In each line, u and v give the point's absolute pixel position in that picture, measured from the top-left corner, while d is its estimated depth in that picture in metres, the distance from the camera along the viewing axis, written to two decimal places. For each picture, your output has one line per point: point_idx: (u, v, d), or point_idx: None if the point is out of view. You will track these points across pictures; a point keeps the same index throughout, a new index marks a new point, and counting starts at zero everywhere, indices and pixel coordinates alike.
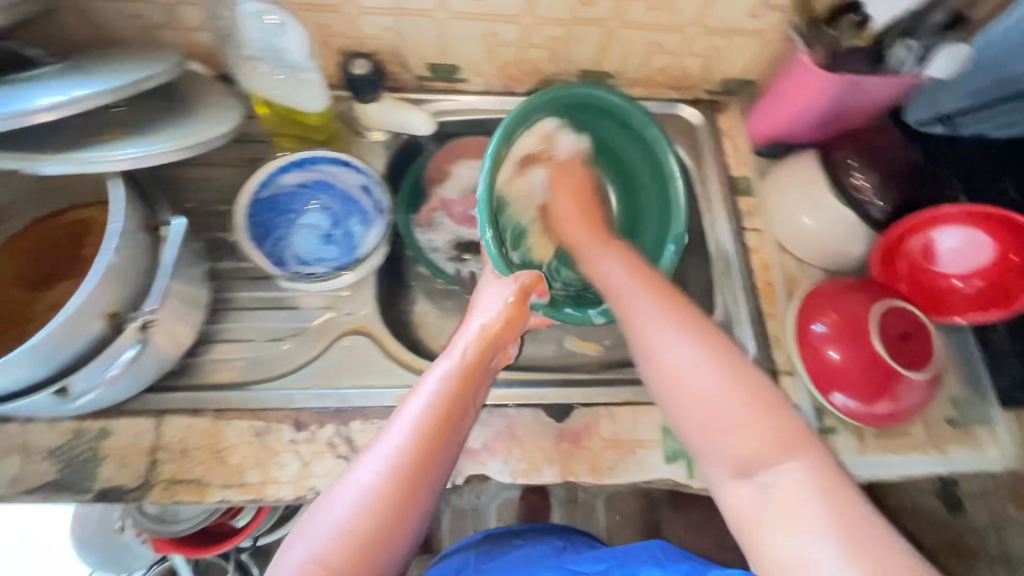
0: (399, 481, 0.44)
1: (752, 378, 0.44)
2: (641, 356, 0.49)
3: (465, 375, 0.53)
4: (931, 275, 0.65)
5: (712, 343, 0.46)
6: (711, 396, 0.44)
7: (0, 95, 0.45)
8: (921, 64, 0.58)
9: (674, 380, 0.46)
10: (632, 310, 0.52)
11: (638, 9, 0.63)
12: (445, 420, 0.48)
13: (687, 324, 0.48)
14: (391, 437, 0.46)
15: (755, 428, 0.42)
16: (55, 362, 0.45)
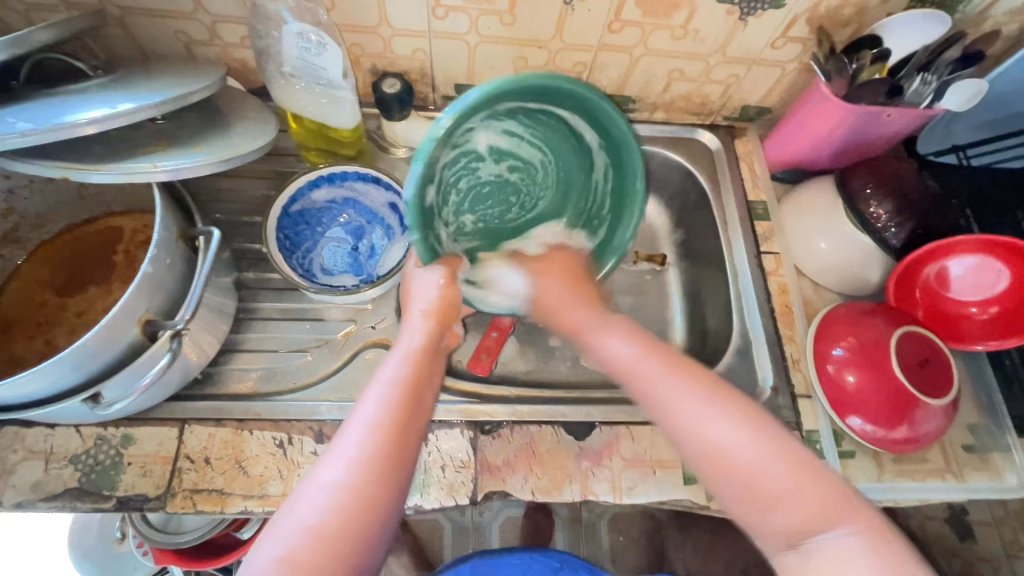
0: (372, 482, 0.40)
1: (795, 454, 0.44)
2: (675, 434, 0.47)
3: (420, 360, 0.50)
4: (947, 303, 0.66)
5: (752, 417, 0.46)
6: (756, 471, 0.43)
7: (51, 107, 0.46)
8: (938, 97, 0.60)
9: (717, 461, 0.44)
10: (657, 380, 0.49)
11: (663, 38, 0.65)
12: (407, 407, 0.46)
13: (711, 392, 0.47)
14: (353, 430, 0.43)
15: (803, 500, 0.42)
16: (89, 368, 0.45)
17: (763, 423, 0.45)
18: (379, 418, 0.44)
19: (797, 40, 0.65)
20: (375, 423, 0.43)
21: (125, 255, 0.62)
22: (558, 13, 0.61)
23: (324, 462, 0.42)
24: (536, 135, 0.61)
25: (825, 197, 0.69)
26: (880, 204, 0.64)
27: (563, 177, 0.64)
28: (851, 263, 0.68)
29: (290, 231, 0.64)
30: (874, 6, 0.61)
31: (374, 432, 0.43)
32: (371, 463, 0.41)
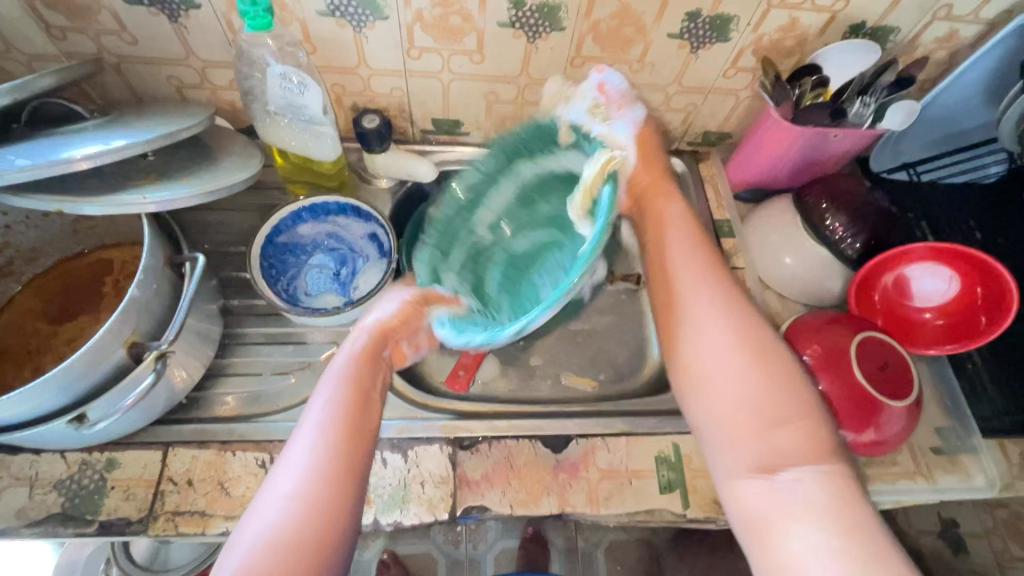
0: (335, 482, 0.43)
1: (791, 384, 0.48)
2: (701, 346, 0.51)
3: (368, 376, 0.53)
4: (906, 310, 0.70)
5: (761, 347, 0.49)
6: (750, 393, 0.47)
7: (49, 145, 0.50)
8: (879, 117, 0.65)
9: (709, 372, 0.49)
10: (689, 290, 0.54)
11: (622, 71, 0.70)
12: (355, 415, 0.48)
13: (736, 311, 0.51)
14: (304, 440, 0.46)
15: (794, 430, 0.45)
16: (75, 390, 0.47)
17: (770, 352, 0.49)
18: (333, 427, 0.46)
19: (746, 70, 0.70)
20: (323, 436, 0.46)
21: (114, 286, 0.65)
22: (523, 51, 0.66)
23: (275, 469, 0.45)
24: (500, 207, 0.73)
25: (784, 213, 0.73)
26: (834, 219, 0.68)
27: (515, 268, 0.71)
28: (813, 276, 0.71)
29: (275, 259, 0.67)
30: (812, 38, 0.66)
31: (327, 449, 0.45)
32: (334, 469, 0.44)
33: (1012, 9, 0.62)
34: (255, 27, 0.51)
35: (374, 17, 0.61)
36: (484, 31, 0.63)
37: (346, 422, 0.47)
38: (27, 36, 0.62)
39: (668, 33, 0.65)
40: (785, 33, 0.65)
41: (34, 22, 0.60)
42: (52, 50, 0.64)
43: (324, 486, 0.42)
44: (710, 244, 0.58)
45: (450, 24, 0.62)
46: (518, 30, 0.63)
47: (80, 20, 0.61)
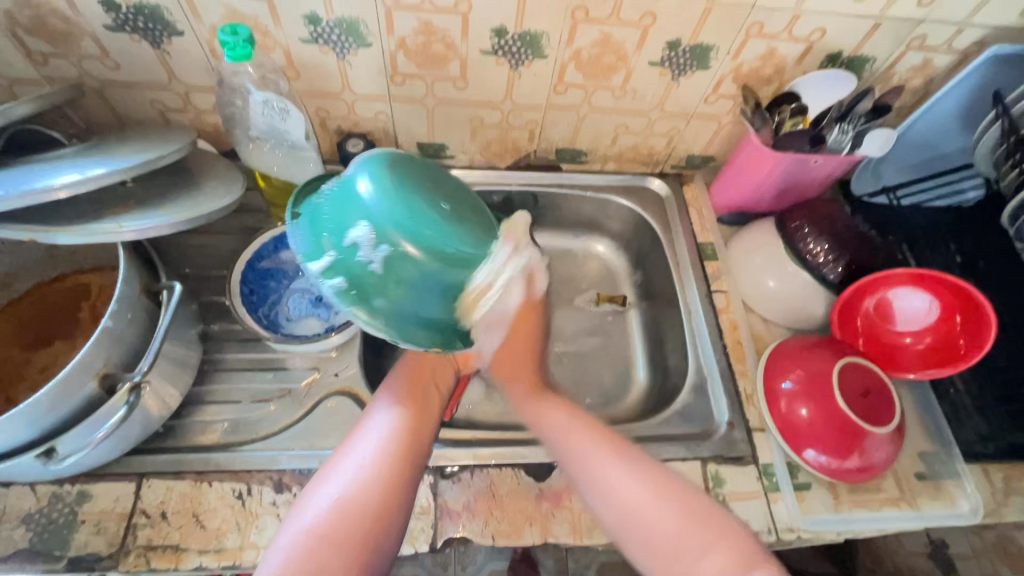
0: (384, 487, 0.49)
1: (693, 506, 0.51)
2: (604, 506, 0.54)
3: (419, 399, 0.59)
4: (887, 334, 0.70)
5: (666, 485, 0.53)
6: (663, 532, 0.50)
7: (25, 174, 0.50)
8: (857, 145, 0.66)
9: (630, 516, 0.52)
10: (593, 462, 0.55)
11: (605, 97, 0.70)
12: (414, 433, 0.55)
13: (632, 459, 0.55)
14: (366, 445, 0.52)
15: (713, 550, 0.48)
16: (43, 424, 0.46)
17: (665, 481, 0.53)
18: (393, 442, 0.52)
19: (727, 97, 0.71)
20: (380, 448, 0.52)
21: (91, 311, 0.64)
22: (506, 77, 0.67)
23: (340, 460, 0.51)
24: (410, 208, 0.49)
25: (767, 237, 0.73)
26: (817, 242, 0.69)
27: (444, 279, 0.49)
28: (796, 300, 0.72)
29: (257, 285, 0.67)
30: (791, 66, 0.67)
31: (383, 462, 0.50)
32: (386, 476, 0.50)
33: (984, 40, 0.64)
34: (234, 58, 0.51)
35: (357, 44, 0.62)
36: (467, 58, 0.64)
37: (405, 440, 0.53)
38: (8, 61, 0.62)
39: (649, 61, 0.65)
40: (764, 61, 0.66)
41: (15, 47, 0.60)
42: (32, 75, 0.64)
43: (376, 491, 0.48)
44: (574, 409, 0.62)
45: (433, 51, 0.63)
46: (500, 57, 0.64)
47: (62, 46, 0.61)
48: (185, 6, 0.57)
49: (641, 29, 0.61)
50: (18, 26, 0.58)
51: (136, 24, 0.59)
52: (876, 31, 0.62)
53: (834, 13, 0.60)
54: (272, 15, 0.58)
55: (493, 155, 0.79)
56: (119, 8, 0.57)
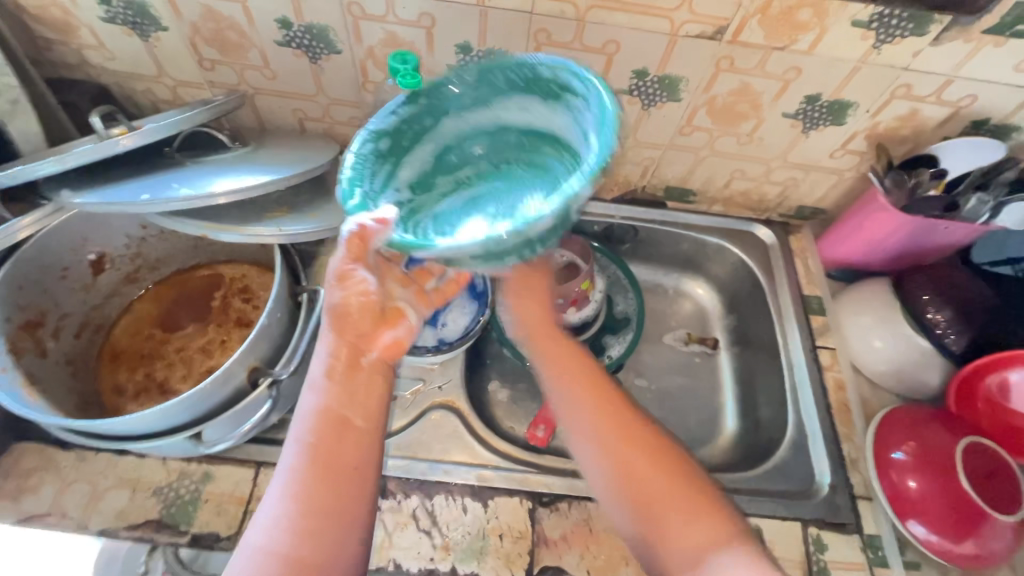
0: (302, 536, 0.41)
1: (669, 470, 0.47)
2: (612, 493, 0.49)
3: (333, 417, 0.45)
4: (1014, 416, 0.66)
5: (664, 462, 0.48)
6: (647, 490, 0.47)
7: (201, 175, 0.54)
8: (994, 215, 0.64)
9: (646, 507, 0.46)
10: (607, 438, 0.49)
11: (729, 142, 0.71)
12: (325, 467, 0.43)
13: (638, 442, 0.49)
14: (276, 488, 0.42)
15: (708, 527, 0.44)
16: (197, 408, 0.50)
17: (647, 455, 0.48)
18: (305, 490, 0.42)
19: (855, 153, 0.70)
20: (289, 502, 0.41)
21: (223, 301, 0.68)
22: (635, 115, 0.68)
23: (250, 524, 0.42)
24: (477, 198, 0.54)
25: (881, 299, 0.72)
26: (938, 311, 0.67)
27: (450, 191, 0.55)
28: (909, 367, 0.69)
29: None
30: (930, 129, 0.65)
31: (300, 522, 0.41)
32: (298, 526, 0.41)
33: None
34: (404, 84, 0.54)
35: None
36: None
37: (315, 483, 0.42)
38: (181, 66, 0.67)
39: (782, 113, 0.65)
40: (903, 122, 0.65)
41: (190, 54, 0.66)
42: (199, 79, 0.69)
43: (292, 538, 0.40)
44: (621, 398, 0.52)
45: None
46: (634, 97, 0.65)
47: (232, 56, 0.66)
48: (350, 29, 0.61)
49: (782, 81, 0.61)
50: (198, 36, 0.64)
51: (302, 41, 0.63)
52: None
53: (991, 81, 0.58)
54: (427, 42, 0.61)
55: (601, 187, 0.81)
56: (291, 27, 0.61)
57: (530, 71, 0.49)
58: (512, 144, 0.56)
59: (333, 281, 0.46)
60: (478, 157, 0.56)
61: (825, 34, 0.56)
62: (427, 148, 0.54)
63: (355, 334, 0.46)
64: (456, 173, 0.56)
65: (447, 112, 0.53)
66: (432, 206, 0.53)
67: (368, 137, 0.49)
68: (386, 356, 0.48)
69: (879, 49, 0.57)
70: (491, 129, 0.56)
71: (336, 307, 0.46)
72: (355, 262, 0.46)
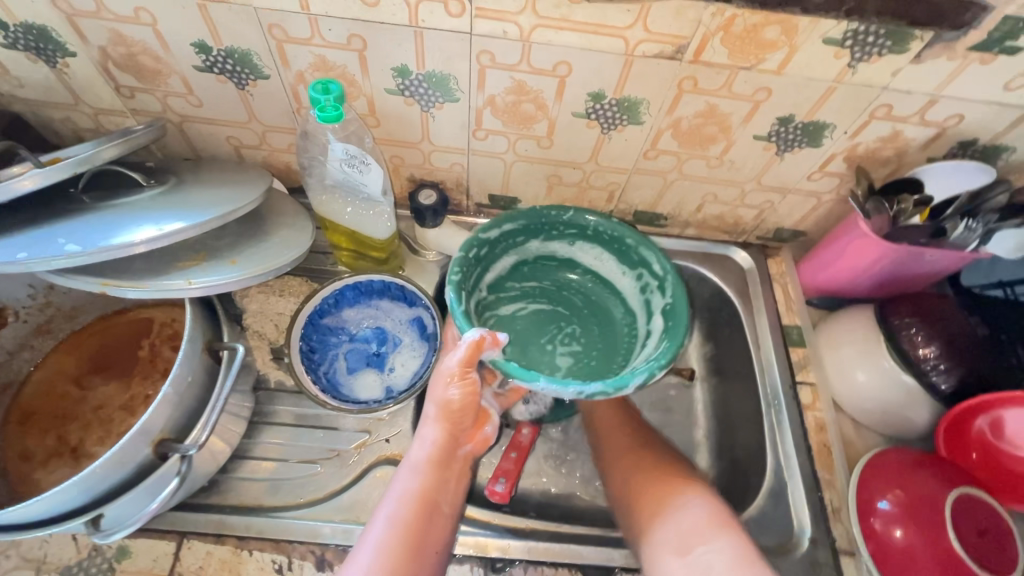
0: None
1: (671, 471, 0.58)
2: (623, 495, 0.58)
3: (423, 498, 0.51)
4: (1005, 459, 0.61)
5: (665, 470, 0.58)
6: (657, 495, 0.55)
7: (102, 223, 0.48)
8: (984, 242, 0.59)
9: (659, 508, 0.54)
10: (619, 454, 0.61)
11: (699, 166, 0.65)
12: (414, 535, 0.49)
13: (647, 454, 0.60)
14: (362, 555, 0.47)
15: (697, 513, 0.52)
16: (94, 490, 0.44)
17: (663, 465, 0.59)
18: (390, 559, 0.47)
19: (834, 175, 0.64)
20: (378, 570, 0.46)
21: (150, 350, 0.62)
22: (595, 140, 0.62)
23: None
24: (537, 312, 0.67)
25: (865, 332, 0.66)
26: (927, 345, 0.60)
27: (518, 297, 0.67)
28: (895, 406, 0.64)
29: (316, 339, 0.64)
30: (914, 150, 0.60)
31: None
32: None
33: None
34: (324, 118, 0.49)
35: (444, 98, 0.59)
36: (556, 119, 0.60)
37: (401, 551, 0.47)
38: (95, 93, 0.61)
39: (754, 135, 0.60)
40: (885, 144, 0.60)
41: (104, 80, 0.60)
42: (118, 106, 0.63)
43: None
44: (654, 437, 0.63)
45: (522, 110, 0.59)
46: (593, 121, 0.60)
47: (149, 81, 0.60)
48: (275, 53, 0.55)
49: (752, 103, 0.56)
50: (110, 61, 0.57)
51: (224, 66, 0.57)
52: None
53: (978, 101, 0.53)
54: (361, 65, 0.56)
55: None
56: (209, 51, 0.55)
57: (622, 243, 0.63)
58: (587, 285, 0.69)
59: (447, 380, 0.53)
60: (550, 281, 0.69)
61: (795, 52, 0.50)
62: (508, 259, 0.66)
63: (460, 428, 0.54)
64: (525, 283, 0.68)
65: (541, 240, 0.66)
66: (498, 306, 0.66)
67: (478, 243, 0.60)
68: (474, 451, 0.56)
69: (855, 68, 0.51)
70: (563, 256, 0.68)
71: (443, 402, 0.53)
72: (464, 369, 0.53)
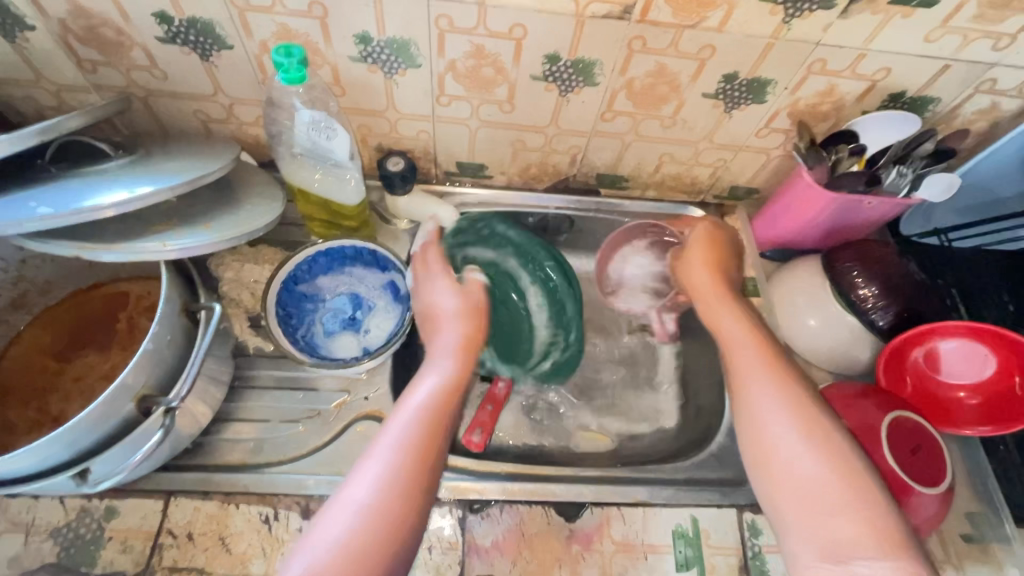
0: (399, 506, 0.46)
1: (821, 435, 0.50)
2: (748, 441, 0.52)
3: (437, 415, 0.53)
4: (936, 386, 0.67)
5: (815, 430, 0.50)
6: (814, 479, 0.48)
7: (74, 189, 0.49)
8: (915, 188, 0.64)
9: (804, 492, 0.47)
10: (753, 384, 0.54)
11: (654, 126, 0.69)
12: (426, 445, 0.50)
13: (797, 404, 0.52)
14: (379, 456, 0.48)
15: (856, 515, 0.45)
16: (80, 445, 0.46)
17: (818, 425, 0.50)
18: (405, 467, 0.48)
19: (779, 131, 0.69)
20: (392, 475, 0.47)
21: (128, 322, 0.63)
22: (554, 103, 0.65)
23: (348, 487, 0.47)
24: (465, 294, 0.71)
25: (813, 278, 0.71)
26: (867, 286, 0.66)
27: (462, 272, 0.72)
28: (840, 344, 0.69)
29: (291, 305, 0.66)
30: (850, 104, 0.64)
31: (397, 491, 0.46)
32: (397, 493, 0.46)
33: None
34: (288, 80, 0.51)
35: (406, 64, 0.61)
36: (516, 83, 0.63)
37: (418, 456, 0.49)
38: (56, 68, 0.62)
39: (702, 94, 0.64)
40: (823, 98, 0.64)
41: (65, 55, 0.60)
42: (81, 82, 0.64)
43: (392, 500, 0.46)
44: (789, 365, 0.56)
45: (483, 74, 0.62)
46: (551, 84, 0.63)
47: (111, 55, 0.60)
48: (237, 22, 0.56)
49: (698, 61, 0.59)
50: (71, 35, 0.58)
51: (187, 37, 0.58)
52: (944, 73, 0.60)
53: (903, 54, 0.57)
54: (323, 33, 0.57)
55: (531, 176, 0.78)
56: (171, 21, 0.56)
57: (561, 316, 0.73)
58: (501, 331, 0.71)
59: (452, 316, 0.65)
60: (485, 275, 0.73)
61: (734, 10, 0.54)
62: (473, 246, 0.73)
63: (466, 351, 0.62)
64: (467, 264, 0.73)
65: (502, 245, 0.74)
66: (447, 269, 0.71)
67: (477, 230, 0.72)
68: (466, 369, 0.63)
69: (789, 24, 0.55)
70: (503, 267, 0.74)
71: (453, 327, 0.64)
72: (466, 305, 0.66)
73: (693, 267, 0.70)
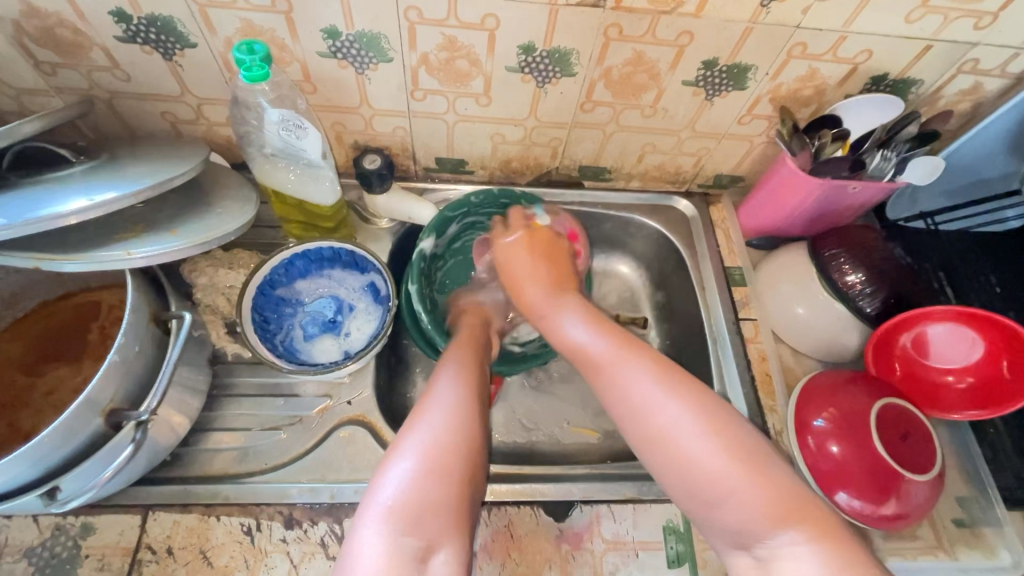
0: (463, 455, 0.44)
1: (707, 409, 0.46)
2: (630, 424, 0.48)
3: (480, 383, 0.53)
4: (925, 370, 0.67)
5: (712, 408, 0.46)
6: (706, 460, 0.43)
7: (32, 197, 0.47)
8: (899, 171, 0.63)
9: (698, 476, 0.44)
10: (613, 368, 0.50)
11: (635, 116, 0.67)
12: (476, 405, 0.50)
13: (667, 377, 0.48)
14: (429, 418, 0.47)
15: (750, 492, 0.42)
16: (47, 463, 0.44)
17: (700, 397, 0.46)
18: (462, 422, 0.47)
19: (762, 117, 0.67)
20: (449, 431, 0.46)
21: (100, 332, 0.61)
22: (532, 94, 0.64)
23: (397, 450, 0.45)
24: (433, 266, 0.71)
25: (799, 266, 0.70)
26: (854, 272, 0.65)
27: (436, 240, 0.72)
28: (828, 332, 0.69)
29: (268, 311, 0.64)
30: (832, 88, 0.63)
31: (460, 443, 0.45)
32: (458, 444, 0.45)
33: None
34: (251, 78, 0.49)
35: (377, 59, 0.59)
36: (491, 74, 0.61)
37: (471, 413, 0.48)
38: (13, 71, 0.59)
39: (682, 81, 0.62)
40: (805, 83, 0.63)
41: (22, 57, 0.58)
42: (40, 85, 0.61)
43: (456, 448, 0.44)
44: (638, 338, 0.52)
45: (456, 67, 0.60)
46: (527, 75, 0.61)
47: (70, 56, 0.58)
48: (199, 19, 0.54)
49: (677, 48, 0.58)
50: (25, 36, 0.55)
51: (148, 36, 0.56)
52: (926, 54, 0.59)
53: (884, 36, 0.56)
54: (289, 28, 0.55)
55: (512, 170, 0.77)
56: (130, 19, 0.54)
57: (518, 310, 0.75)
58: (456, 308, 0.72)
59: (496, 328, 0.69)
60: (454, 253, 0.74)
61: None
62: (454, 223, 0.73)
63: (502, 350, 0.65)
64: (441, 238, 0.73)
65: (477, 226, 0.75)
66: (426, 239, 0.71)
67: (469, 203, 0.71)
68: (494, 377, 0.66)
69: (768, 7, 0.54)
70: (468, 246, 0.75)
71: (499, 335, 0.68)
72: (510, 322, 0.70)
73: (512, 261, 0.63)
